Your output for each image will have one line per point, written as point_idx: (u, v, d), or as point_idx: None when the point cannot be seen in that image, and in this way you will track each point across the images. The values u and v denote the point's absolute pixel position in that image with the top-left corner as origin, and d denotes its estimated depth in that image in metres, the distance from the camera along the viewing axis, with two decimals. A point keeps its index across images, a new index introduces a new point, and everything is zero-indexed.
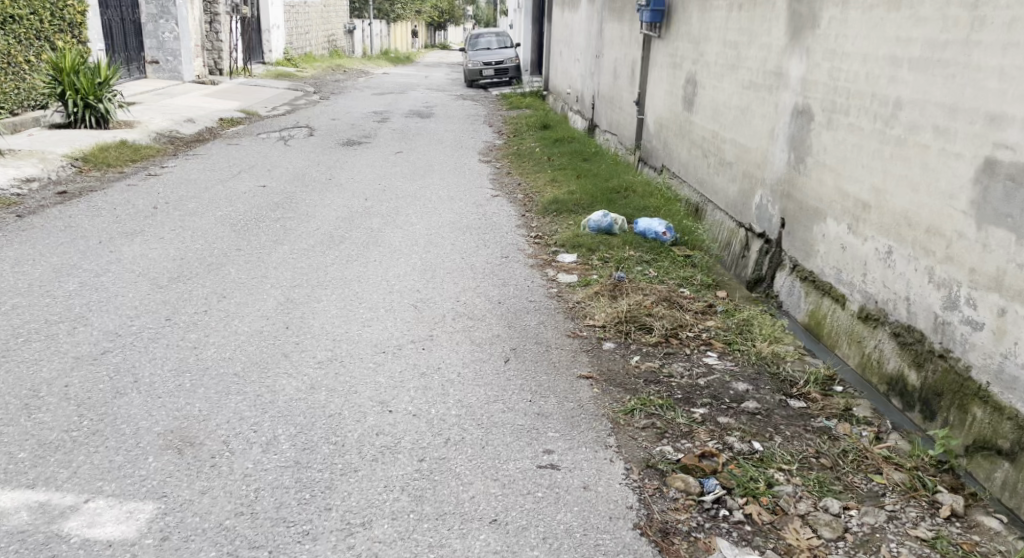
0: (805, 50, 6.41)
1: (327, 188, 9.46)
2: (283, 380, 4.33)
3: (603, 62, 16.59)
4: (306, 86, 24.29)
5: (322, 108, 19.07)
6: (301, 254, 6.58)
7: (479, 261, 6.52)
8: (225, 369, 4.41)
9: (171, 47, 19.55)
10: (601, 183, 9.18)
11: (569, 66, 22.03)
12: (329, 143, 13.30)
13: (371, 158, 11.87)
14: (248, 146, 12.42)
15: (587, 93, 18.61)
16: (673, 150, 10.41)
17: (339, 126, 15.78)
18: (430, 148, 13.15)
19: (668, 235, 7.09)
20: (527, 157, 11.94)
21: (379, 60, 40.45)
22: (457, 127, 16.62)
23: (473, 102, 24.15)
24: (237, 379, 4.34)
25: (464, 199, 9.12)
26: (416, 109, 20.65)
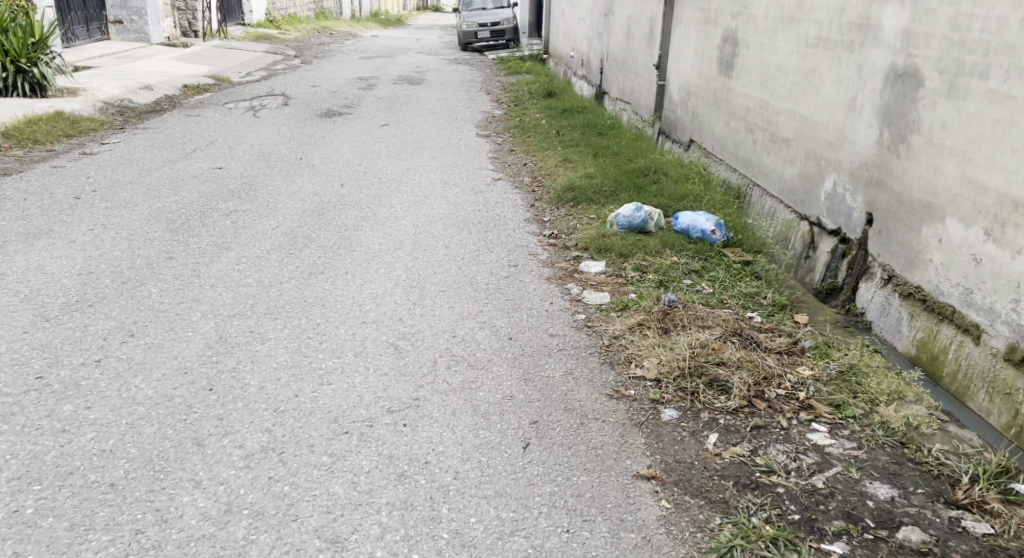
0: None
1: (296, 169, 8.06)
2: (180, 500, 3.16)
3: (613, 21, 14.99)
4: (287, 49, 22.66)
5: (302, 73, 17.50)
6: (252, 263, 5.20)
7: (480, 273, 5.15)
8: (99, 478, 3.23)
9: (136, 5, 18.48)
10: (625, 164, 7.71)
11: (571, 26, 20.36)
12: (306, 114, 11.81)
13: (352, 131, 10.41)
14: (211, 118, 10.95)
15: (594, 56, 17.01)
16: (706, 122, 8.94)
17: (320, 94, 14.26)
18: (420, 119, 11.69)
19: (719, 234, 5.62)
20: (532, 130, 10.46)
21: (368, 22, 38.56)
22: (451, 94, 15.08)
23: (469, 66, 22.48)
24: (110, 497, 3.16)
25: (459, 184, 7.71)
26: (406, 74, 19.05)
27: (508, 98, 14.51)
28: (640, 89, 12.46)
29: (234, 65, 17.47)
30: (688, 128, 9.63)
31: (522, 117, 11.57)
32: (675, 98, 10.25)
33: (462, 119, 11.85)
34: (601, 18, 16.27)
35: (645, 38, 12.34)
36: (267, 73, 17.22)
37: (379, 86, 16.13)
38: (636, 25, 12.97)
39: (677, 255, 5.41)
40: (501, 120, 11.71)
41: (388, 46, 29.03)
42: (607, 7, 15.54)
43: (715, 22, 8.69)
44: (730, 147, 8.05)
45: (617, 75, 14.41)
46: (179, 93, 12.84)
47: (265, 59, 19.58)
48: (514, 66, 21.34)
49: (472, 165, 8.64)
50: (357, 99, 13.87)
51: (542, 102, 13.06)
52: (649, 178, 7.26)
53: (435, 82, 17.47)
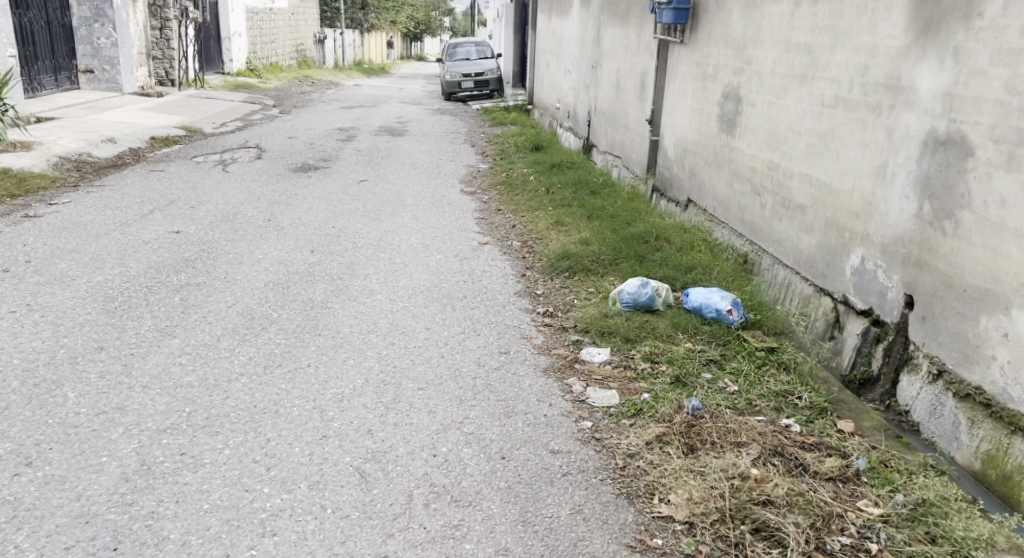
0: (944, 50, 4.24)
1: (263, 232, 7.36)
2: None
3: (602, 71, 14.44)
4: (266, 99, 22.11)
5: (280, 124, 16.89)
6: (197, 352, 4.45)
7: (464, 363, 4.42)
8: None
9: (107, 55, 17.80)
10: (623, 228, 7.02)
11: (558, 76, 19.86)
12: (279, 169, 11.14)
13: (327, 188, 9.74)
14: (177, 173, 10.27)
15: (582, 108, 16.45)
16: (706, 182, 8.26)
17: (296, 147, 13.61)
18: (400, 174, 11.04)
19: (736, 314, 4.88)
20: (520, 186, 9.79)
21: (351, 71, 38.19)
22: (434, 147, 14.46)
23: (453, 117, 21.96)
24: None
25: (441, 248, 7.02)
26: (388, 125, 18.46)
27: (494, 152, 13.88)
28: (632, 144, 11.84)
29: (209, 116, 16.85)
30: (686, 187, 8.96)
31: (509, 173, 10.92)
32: (671, 155, 9.59)
33: (445, 173, 11.20)
34: (589, 69, 15.74)
35: (636, 90, 11.75)
36: (243, 124, 16.61)
37: (359, 138, 15.51)
38: (626, 77, 12.40)
39: (691, 341, 4.67)
40: (486, 175, 11.06)
41: (370, 95, 28.56)
42: (595, 57, 15.01)
43: (713, 76, 8.06)
44: (735, 210, 7.36)
45: (607, 128, 13.81)
46: (146, 146, 12.17)
47: (243, 110, 18.98)
48: (499, 117, 20.80)
49: (455, 226, 7.96)
50: (335, 152, 13.23)
51: (530, 156, 12.42)
52: (651, 246, 6.56)
53: (418, 133, 16.86)
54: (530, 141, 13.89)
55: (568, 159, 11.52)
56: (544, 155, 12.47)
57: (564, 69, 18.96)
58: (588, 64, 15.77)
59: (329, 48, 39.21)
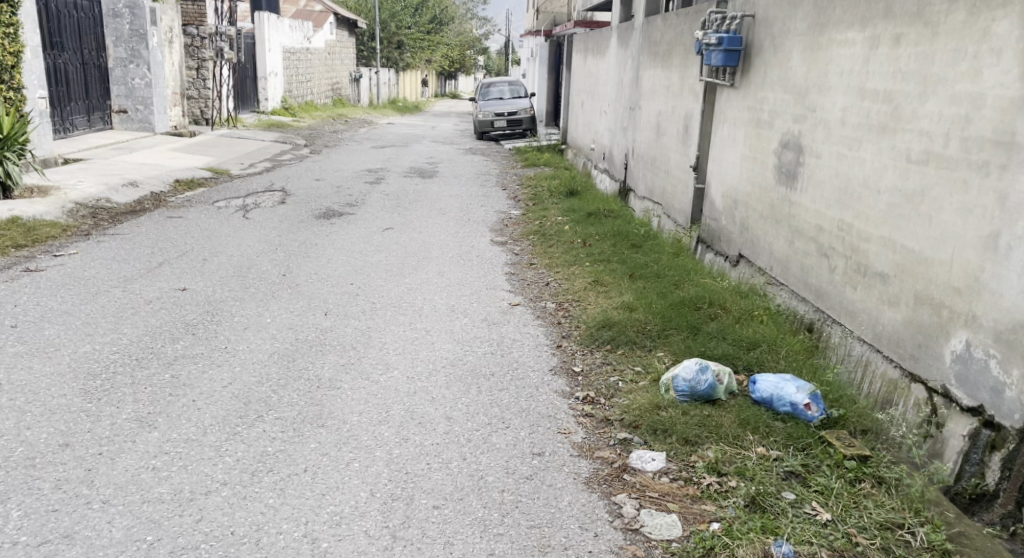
0: None
1: (276, 290, 6.72)
2: None
3: (640, 114, 13.79)
4: (297, 138, 21.74)
5: (308, 165, 16.43)
6: (178, 450, 3.79)
7: (488, 468, 3.74)
8: None
9: (142, 95, 17.54)
10: (673, 290, 6.29)
11: (593, 117, 19.26)
12: (302, 215, 10.58)
13: (350, 237, 9.14)
14: (194, 219, 9.72)
15: (618, 151, 15.79)
16: (761, 239, 7.58)
17: (322, 190, 13.06)
18: (429, 221, 10.41)
19: (815, 410, 4.21)
20: (555, 238, 9.12)
21: (383, 109, 38.00)
22: (465, 190, 13.86)
23: (485, 157, 21.43)
24: None
25: (469, 310, 6.33)
26: (418, 167, 17.93)
27: (528, 196, 13.21)
28: (673, 192, 11.14)
29: (236, 157, 16.43)
30: (736, 242, 8.25)
31: (543, 221, 10.23)
32: (718, 207, 8.91)
33: (476, 221, 10.55)
34: (626, 111, 15.10)
35: (678, 134, 11.08)
36: (271, 165, 16.15)
37: (388, 180, 14.96)
38: (667, 120, 11.74)
39: (764, 446, 3.99)
40: (520, 223, 10.40)
41: (403, 134, 28.17)
42: (632, 99, 14.38)
43: (766, 124, 7.43)
44: (797, 272, 6.67)
45: (645, 174, 13.12)
46: (168, 189, 11.70)
47: (272, 150, 18.57)
48: (531, 158, 20.21)
49: (486, 283, 7.27)
50: (362, 195, 12.67)
51: (565, 202, 11.75)
52: (704, 314, 5.81)
53: (448, 175, 16.29)
54: (566, 186, 13.22)
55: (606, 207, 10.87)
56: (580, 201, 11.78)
57: (599, 111, 18.36)
58: (625, 106, 15.14)
59: (362, 87, 39.06)
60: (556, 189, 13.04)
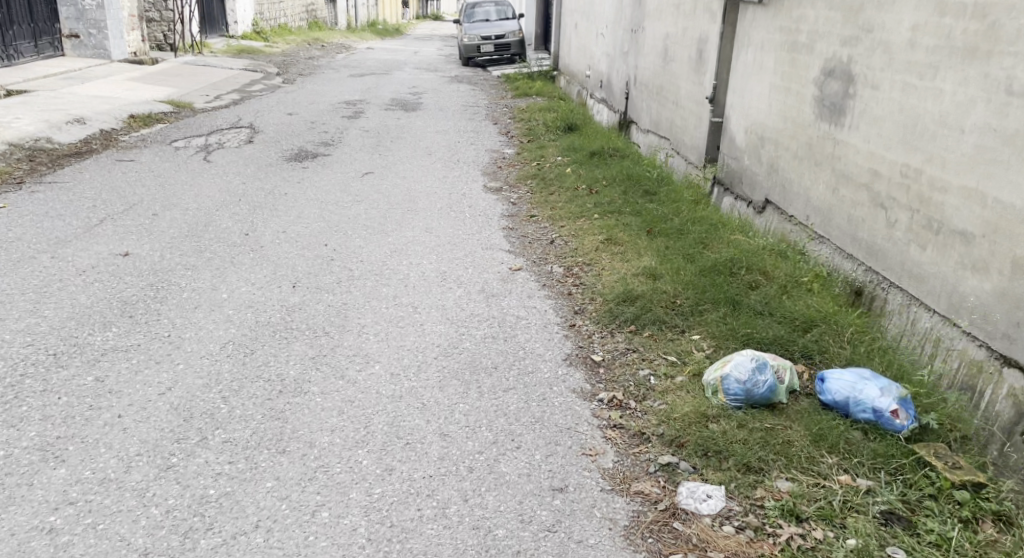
0: None
1: (236, 253, 5.80)
2: None
3: (644, 39, 12.69)
4: (271, 67, 20.43)
5: (281, 98, 15.30)
6: (89, 501, 3.19)
7: (496, 516, 3.22)
8: None
9: (94, 18, 16.67)
10: (702, 250, 5.41)
11: (588, 41, 18.04)
12: (271, 156, 9.58)
13: (325, 185, 8.18)
14: (148, 162, 8.72)
15: (617, 79, 14.70)
16: (795, 183, 6.69)
17: (295, 127, 12.00)
18: (414, 163, 9.43)
19: (906, 418, 3.64)
20: (556, 183, 8.20)
21: (363, 34, 36.30)
22: (452, 124, 12.82)
23: (471, 86, 20.25)
24: None
25: (462, 280, 5.45)
26: (401, 97, 16.78)
27: (522, 131, 12.18)
28: (684, 127, 10.17)
29: (203, 90, 15.24)
30: (764, 186, 7.40)
31: (541, 163, 9.28)
32: (742, 145, 7.99)
33: (466, 162, 9.58)
34: (627, 35, 13.97)
35: (690, 62, 10.05)
36: (240, 98, 14.99)
37: (368, 113, 13.87)
38: (677, 46, 10.70)
39: (847, 472, 3.51)
40: (515, 165, 9.44)
41: (384, 61, 26.78)
42: (635, 22, 13.24)
43: (812, 50, 6.52)
44: (841, 223, 5.80)
45: (649, 106, 12.11)
46: (121, 126, 10.65)
47: (243, 81, 17.33)
48: (522, 86, 19.04)
49: (479, 242, 6.36)
50: (339, 132, 11.63)
51: (564, 139, 10.77)
52: (743, 282, 4.95)
53: (433, 107, 15.18)
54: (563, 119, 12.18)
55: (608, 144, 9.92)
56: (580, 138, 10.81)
57: (595, 34, 17.15)
58: (626, 30, 14.01)
59: (339, 9, 37.24)
60: (553, 122, 12.00)
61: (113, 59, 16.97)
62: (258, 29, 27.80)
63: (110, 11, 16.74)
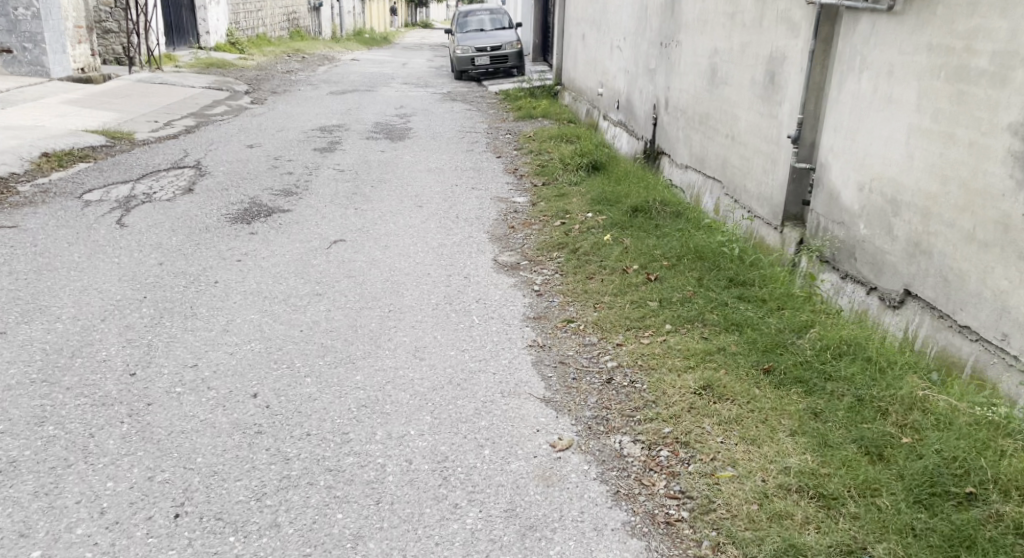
0: None
1: (98, 425, 3.61)
2: None
3: (680, 55, 10.42)
4: (240, 85, 18.18)
5: (244, 125, 13.11)
6: None
7: None
8: None
9: (29, 29, 14.55)
10: (896, 435, 3.43)
11: (601, 54, 15.74)
12: (209, 211, 7.40)
13: (273, 264, 5.96)
14: (38, 228, 6.55)
15: (642, 102, 12.41)
16: (972, 277, 4.48)
17: (254, 165, 9.76)
18: (398, 222, 7.20)
19: None
20: (596, 261, 5.98)
21: (348, 45, 33.98)
22: (447, 159, 10.58)
23: (466, 105, 18.01)
24: None
25: (473, 490, 3.30)
26: (386, 121, 14.53)
27: (533, 168, 9.91)
28: (748, 170, 7.88)
29: (152, 117, 13.01)
30: (902, 273, 5.13)
31: (566, 224, 7.01)
32: (856, 208, 5.70)
33: (466, 220, 7.37)
34: (654, 49, 11.70)
35: (755, 86, 7.78)
36: (196, 126, 12.75)
37: (346, 144, 11.64)
38: (732, 65, 8.43)
39: None
40: (532, 224, 7.18)
41: (369, 75, 24.50)
42: (667, 35, 10.99)
43: (1001, 80, 4.32)
44: None
45: (692, 138, 9.83)
46: (24, 169, 8.48)
47: (204, 105, 15.08)
48: (526, 106, 16.75)
49: (493, 384, 4.14)
50: (307, 173, 9.40)
51: (589, 185, 8.52)
52: (1000, 526, 3.01)
53: (424, 134, 12.93)
54: (581, 152, 9.90)
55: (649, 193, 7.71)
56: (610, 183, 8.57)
57: (612, 47, 14.86)
58: (653, 43, 11.74)
59: (324, 17, 34.99)
60: (571, 157, 9.70)
61: (52, 76, 14.82)
62: (232, 40, 25.55)
63: (47, 23, 14.49)
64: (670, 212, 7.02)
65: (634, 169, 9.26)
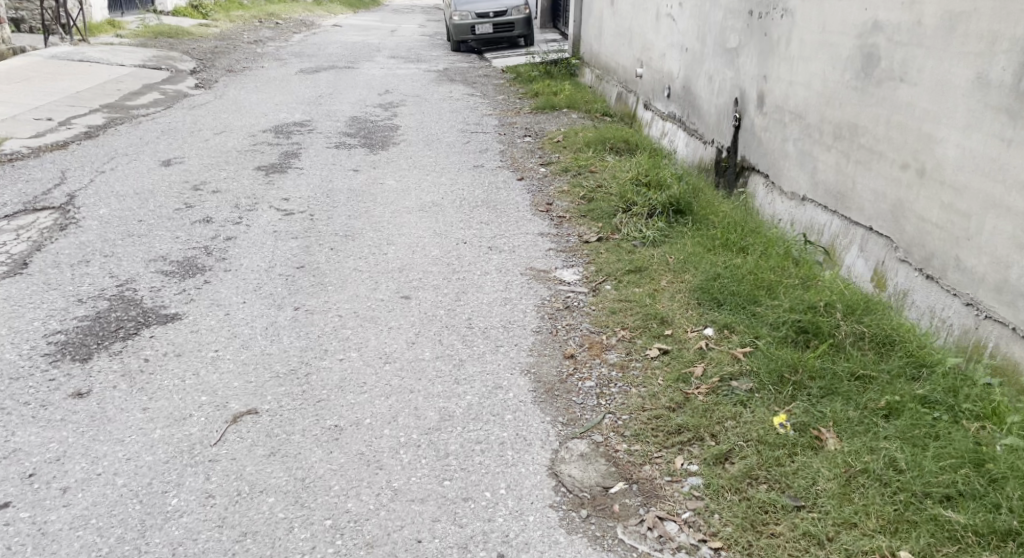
0: None
1: None
2: None
3: (795, 32, 7.17)
4: (186, 64, 14.91)
5: (172, 127, 9.93)
6: None
7: None
8: None
9: None
10: None
11: (648, 28, 12.48)
12: (27, 325, 4.26)
13: (70, 523, 3.16)
14: None
15: (719, 95, 9.24)
16: None
17: (156, 201, 6.62)
18: (363, 360, 4.05)
19: None
20: (788, 505, 3.29)
21: (329, 10, 30.46)
22: (448, 192, 7.44)
23: (468, 89, 14.74)
24: None
25: None
26: (364, 117, 11.31)
27: (576, 209, 6.82)
28: (964, 233, 4.72)
29: (48, 113, 9.83)
30: None
31: (673, 359, 4.04)
32: None
33: (487, 348, 4.21)
34: (742, 23, 8.48)
35: (981, 90, 4.60)
36: (104, 127, 9.59)
37: (304, 158, 8.50)
38: (913, 50, 5.23)
39: None
40: (607, 351, 4.20)
41: (351, 46, 21.11)
42: (768, 3, 7.75)
43: None
44: None
45: (821, 159, 6.61)
46: None
47: (130, 93, 11.85)
48: (545, 92, 13.54)
49: None
50: (233, 219, 6.26)
51: (676, 251, 5.43)
52: None
53: (415, 138, 9.77)
54: (643, 183, 6.82)
55: (795, 274, 4.68)
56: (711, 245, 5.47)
57: (667, 19, 11.58)
58: (741, 15, 8.51)
59: None
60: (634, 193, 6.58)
61: None
62: (196, 3, 24.30)
63: None
64: (864, 320, 4.08)
65: (734, 211, 6.19)
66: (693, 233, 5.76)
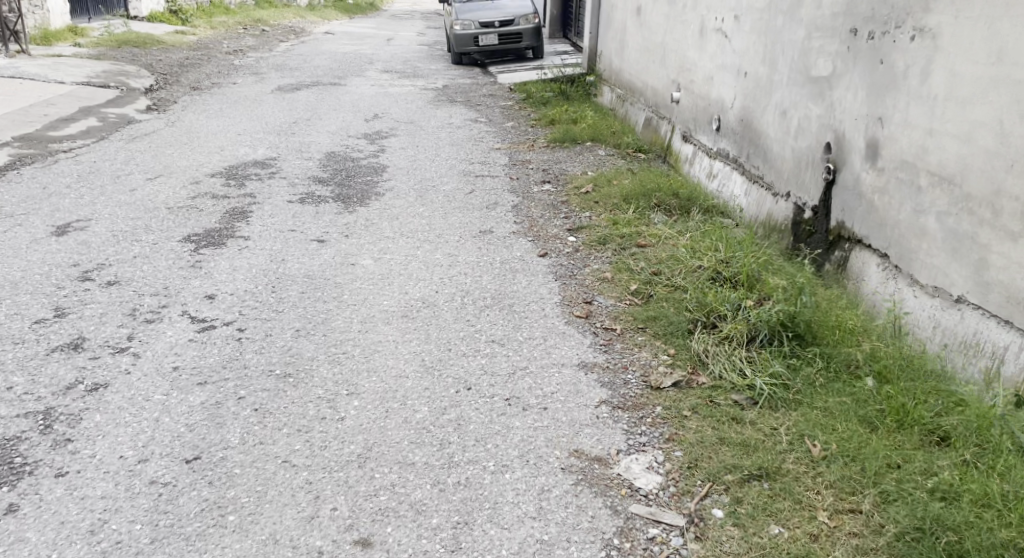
0: None
1: None
2: None
3: (936, 61, 5.15)
4: (142, 83, 12.93)
5: (96, 170, 7.95)
6: None
7: None
8: None
9: None
10: None
11: (691, 46, 10.43)
12: None
13: None
14: None
15: (799, 135, 7.15)
16: None
17: (17, 302, 4.64)
18: None
19: None
20: None
21: (324, 16, 28.50)
22: (444, 279, 5.43)
23: (470, 112, 12.71)
24: None
25: None
26: (344, 154, 9.33)
27: (632, 318, 4.77)
28: None
29: None
30: None
31: None
32: None
33: None
34: (841, 44, 6.41)
35: None
36: (6, 171, 7.59)
37: (253, 222, 6.50)
38: None
39: None
40: None
41: (341, 58, 19.10)
42: (888, 18, 5.72)
43: None
44: None
45: (996, 248, 4.59)
46: None
47: (60, 122, 9.86)
48: (564, 120, 11.50)
49: None
50: (120, 337, 4.24)
51: (824, 434, 3.43)
52: None
53: (403, 190, 7.80)
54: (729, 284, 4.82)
55: None
56: (871, 427, 3.47)
57: (715, 33, 9.51)
58: (838, 34, 6.45)
59: None
60: (719, 297, 4.53)
61: None
62: (174, 8, 22.35)
63: None
64: None
65: (876, 336, 4.15)
66: (830, 385, 3.73)
